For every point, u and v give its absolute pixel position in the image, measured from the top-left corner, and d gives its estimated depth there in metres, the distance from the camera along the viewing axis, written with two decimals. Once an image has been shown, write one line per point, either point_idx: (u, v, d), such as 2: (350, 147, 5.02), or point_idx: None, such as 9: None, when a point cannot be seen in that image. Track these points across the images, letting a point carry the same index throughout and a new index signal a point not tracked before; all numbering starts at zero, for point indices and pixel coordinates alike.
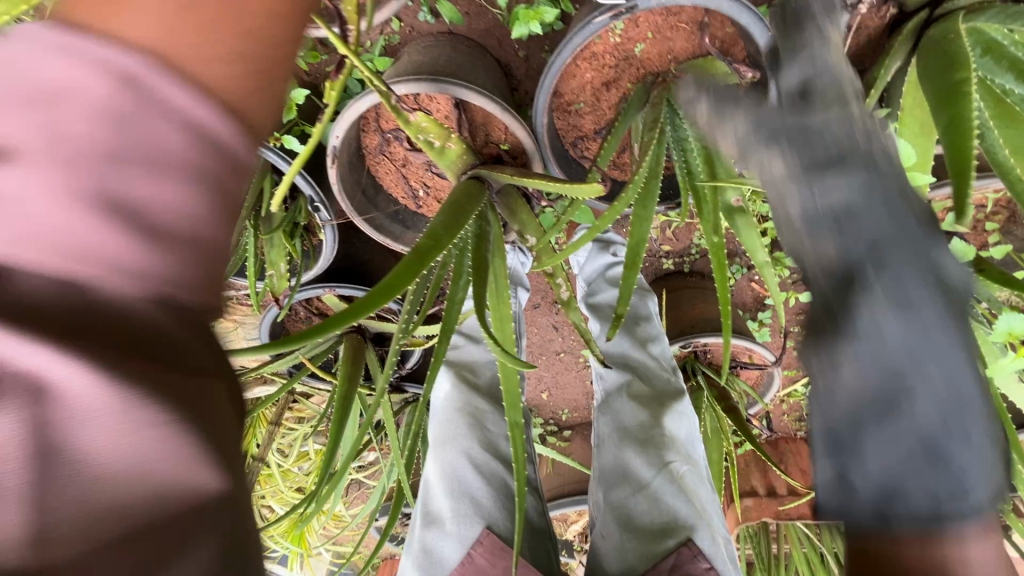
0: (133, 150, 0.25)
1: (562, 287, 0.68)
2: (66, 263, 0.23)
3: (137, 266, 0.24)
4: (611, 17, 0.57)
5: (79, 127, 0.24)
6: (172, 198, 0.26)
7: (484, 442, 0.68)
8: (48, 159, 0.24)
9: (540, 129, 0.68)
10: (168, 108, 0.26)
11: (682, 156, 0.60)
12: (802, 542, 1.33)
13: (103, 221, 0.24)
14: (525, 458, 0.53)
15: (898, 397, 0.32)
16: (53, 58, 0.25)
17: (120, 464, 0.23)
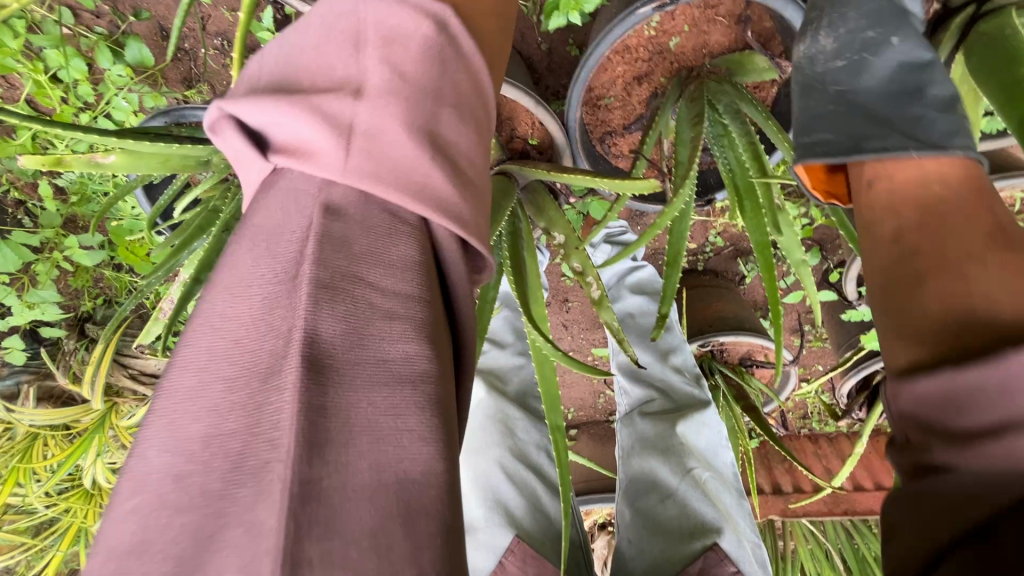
0: (442, 94, 0.34)
1: (592, 286, 0.67)
2: (406, 172, 0.31)
3: (441, 181, 0.32)
4: (655, 8, 0.56)
5: (412, 67, 0.33)
6: (461, 139, 0.35)
7: (516, 450, 0.76)
8: (390, 97, 0.32)
9: (573, 122, 0.66)
10: (414, 106, 0.32)
11: (725, 151, 0.59)
12: (807, 539, 1.32)
13: (425, 146, 0.32)
14: (569, 464, 0.53)
15: (865, 52, 0.51)
16: (388, 5, 0.34)
17: (398, 418, 0.28)
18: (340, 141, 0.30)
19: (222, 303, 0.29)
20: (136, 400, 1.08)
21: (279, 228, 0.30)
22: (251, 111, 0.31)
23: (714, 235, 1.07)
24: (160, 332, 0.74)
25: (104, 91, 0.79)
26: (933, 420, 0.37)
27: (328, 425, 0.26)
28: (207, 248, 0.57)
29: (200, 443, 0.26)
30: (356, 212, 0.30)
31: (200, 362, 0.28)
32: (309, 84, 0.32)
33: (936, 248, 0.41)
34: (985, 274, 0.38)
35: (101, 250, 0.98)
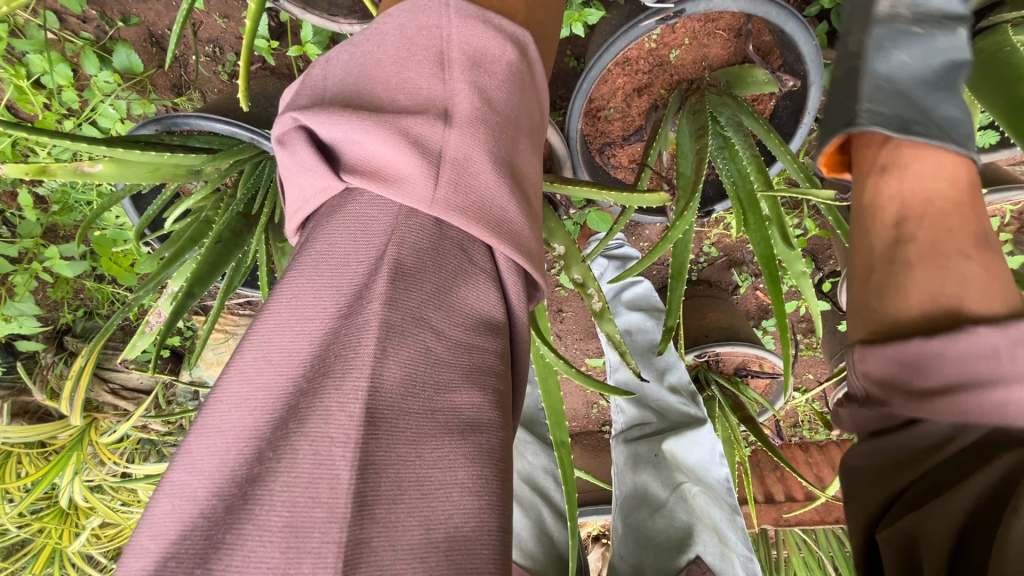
0: (519, 123, 0.33)
1: (594, 297, 0.66)
2: (487, 204, 0.30)
3: (517, 219, 0.31)
4: (659, 21, 0.56)
5: (497, 94, 0.32)
6: (532, 172, 0.34)
7: (525, 474, 0.80)
8: (475, 123, 0.30)
9: (575, 134, 0.66)
10: (496, 135, 0.31)
11: (732, 164, 0.58)
12: (799, 547, 1.31)
13: (505, 179, 0.31)
14: (576, 481, 0.51)
15: (931, 30, 0.43)
16: (475, 27, 0.33)
17: (448, 469, 0.26)
18: (427, 169, 0.28)
19: (278, 336, 0.28)
20: (117, 415, 1.05)
21: (346, 255, 0.29)
22: (327, 126, 0.29)
23: (709, 245, 1.08)
24: (146, 346, 0.72)
25: (89, 98, 0.77)
26: (898, 380, 0.35)
27: (379, 478, 0.24)
28: (201, 259, 0.55)
29: (245, 484, 0.24)
30: (429, 247, 0.29)
31: (257, 393, 0.27)
32: (389, 102, 0.30)
33: (935, 231, 0.36)
34: (972, 278, 0.35)
35: (82, 260, 0.95)
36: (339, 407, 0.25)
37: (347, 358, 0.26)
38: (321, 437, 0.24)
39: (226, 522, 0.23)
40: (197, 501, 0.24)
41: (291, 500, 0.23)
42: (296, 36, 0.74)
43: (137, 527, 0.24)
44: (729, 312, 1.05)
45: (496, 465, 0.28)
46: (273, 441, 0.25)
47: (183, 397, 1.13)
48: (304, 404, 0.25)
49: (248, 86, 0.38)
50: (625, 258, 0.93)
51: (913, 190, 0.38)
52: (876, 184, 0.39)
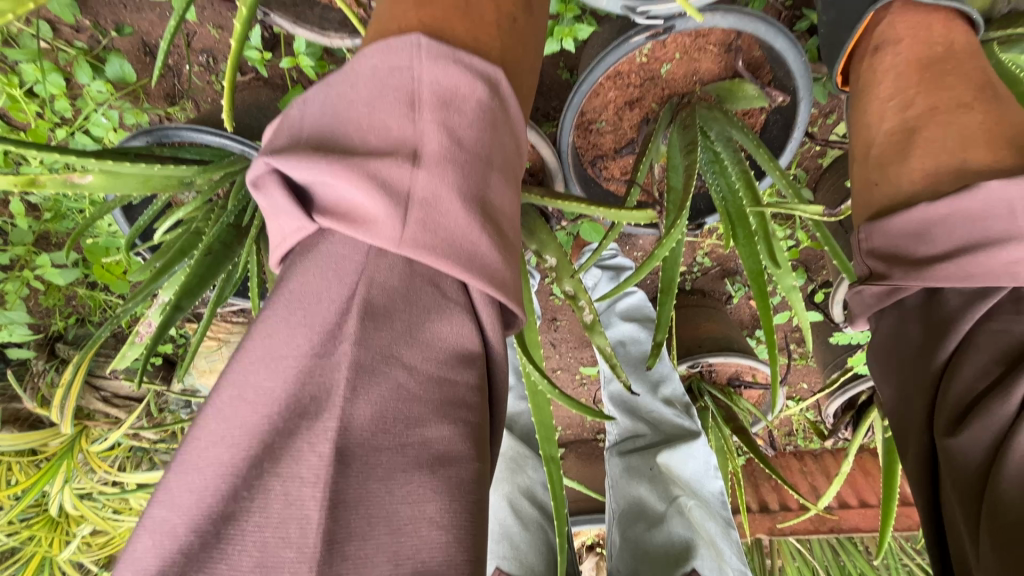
0: (493, 159, 0.33)
1: (585, 310, 0.66)
2: (460, 240, 0.30)
3: (493, 258, 0.31)
4: (649, 37, 0.56)
5: (468, 132, 0.32)
6: (508, 205, 0.34)
7: (524, 488, 0.78)
8: (444, 164, 0.30)
9: (566, 147, 0.66)
10: (470, 171, 0.31)
11: (721, 178, 0.59)
12: (795, 557, 1.31)
13: (477, 217, 0.31)
14: (564, 496, 0.51)
15: None
16: (445, 67, 0.33)
17: (417, 504, 0.26)
18: (397, 213, 0.29)
19: (254, 374, 0.28)
20: (108, 423, 1.04)
21: (319, 293, 0.29)
22: (298, 169, 0.29)
23: (703, 255, 1.08)
24: (137, 355, 0.71)
25: (83, 106, 0.77)
26: (899, 252, 0.41)
27: (348, 519, 0.25)
28: (190, 271, 0.55)
29: (219, 522, 0.24)
30: (400, 285, 0.30)
31: (233, 432, 0.26)
32: (360, 143, 0.30)
33: (931, 98, 0.44)
34: (969, 127, 0.41)
35: (74, 268, 0.95)
36: (306, 451, 0.25)
37: (318, 401, 0.27)
38: (292, 479, 0.25)
39: (197, 560, 0.23)
40: (173, 539, 0.24)
41: (262, 540, 0.24)
42: (289, 47, 0.74)
43: (118, 561, 0.24)
44: (724, 321, 1.05)
45: (467, 498, 0.28)
46: (246, 481, 0.25)
47: (175, 404, 1.12)
48: (279, 444, 0.26)
49: (232, 106, 0.38)
50: (619, 268, 0.93)
51: (909, 70, 0.45)
52: (876, 68, 0.48)
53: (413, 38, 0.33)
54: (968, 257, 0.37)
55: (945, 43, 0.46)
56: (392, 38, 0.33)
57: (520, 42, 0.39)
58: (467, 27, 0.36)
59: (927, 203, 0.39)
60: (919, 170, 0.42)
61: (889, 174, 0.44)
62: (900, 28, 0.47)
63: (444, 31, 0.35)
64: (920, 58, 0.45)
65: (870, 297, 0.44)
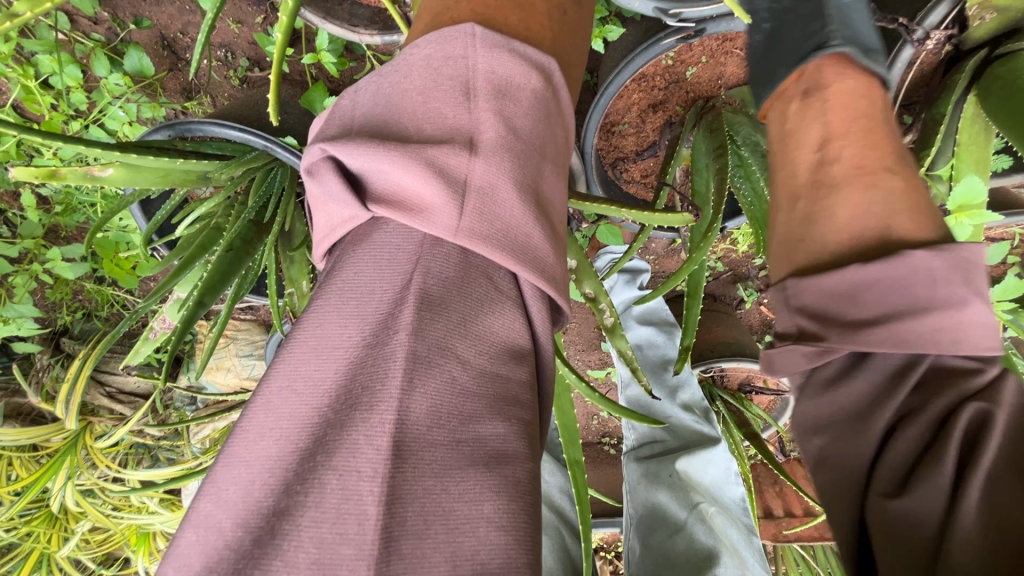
0: (545, 150, 0.33)
1: (605, 312, 0.66)
2: (513, 232, 0.29)
3: (547, 252, 0.30)
4: (680, 40, 0.56)
5: (523, 121, 0.32)
6: (557, 197, 0.34)
7: (543, 492, 0.78)
8: (501, 151, 0.30)
9: (589, 149, 0.66)
10: (523, 162, 0.31)
11: (749, 184, 0.59)
12: (798, 563, 1.31)
13: (531, 209, 0.30)
14: (590, 500, 0.51)
15: None
16: (501, 56, 0.32)
17: (474, 503, 0.25)
18: (454, 201, 0.28)
19: (304, 364, 0.27)
20: (112, 419, 1.03)
21: (372, 285, 0.29)
22: (355, 155, 0.28)
23: (715, 259, 1.08)
24: (150, 353, 0.70)
25: (98, 99, 0.76)
26: (832, 313, 0.38)
27: (405, 514, 0.24)
28: (213, 267, 0.54)
29: (274, 516, 0.23)
30: (455, 277, 0.29)
31: (283, 422, 0.26)
32: (415, 131, 0.30)
33: (858, 154, 0.42)
34: (883, 192, 0.40)
35: (83, 262, 0.94)
36: (362, 446, 0.24)
37: (370, 391, 0.26)
38: (348, 473, 0.24)
39: (253, 556, 0.22)
40: (225, 534, 0.23)
41: (320, 536, 0.23)
42: (310, 43, 0.74)
43: (169, 557, 0.24)
44: (735, 327, 1.04)
45: (523, 498, 0.27)
46: (299, 474, 0.24)
47: (180, 401, 1.11)
48: (332, 436, 0.25)
49: (279, 99, 0.36)
50: (635, 272, 0.94)
51: (836, 119, 0.43)
52: (802, 114, 0.45)
53: (467, 28, 0.32)
54: (934, 315, 0.35)
55: (868, 95, 0.43)
56: (448, 27, 0.33)
57: (570, 38, 0.38)
58: (519, 17, 0.35)
59: (859, 264, 0.37)
60: (837, 235, 0.40)
61: (811, 236, 0.42)
62: (824, 71, 0.44)
63: (496, 22, 0.34)
64: (849, 106, 0.43)
65: (801, 355, 0.40)
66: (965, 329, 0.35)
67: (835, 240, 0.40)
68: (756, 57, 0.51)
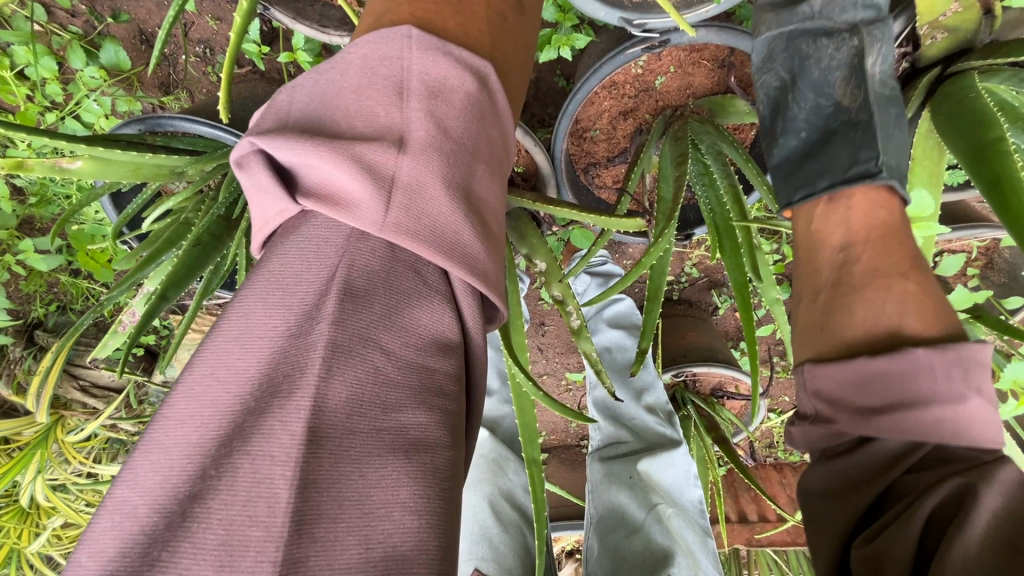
0: (479, 152, 0.34)
1: (573, 315, 0.67)
2: (440, 228, 0.30)
3: (476, 250, 0.31)
4: (644, 49, 0.56)
5: (454, 123, 0.33)
6: (491, 198, 0.35)
7: (504, 490, 0.78)
8: (430, 150, 0.31)
9: (559, 153, 0.67)
10: (455, 164, 0.32)
11: (709, 191, 0.60)
12: (770, 568, 1.33)
13: (459, 208, 0.31)
14: (545, 499, 0.51)
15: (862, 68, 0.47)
16: (434, 59, 0.33)
17: (390, 488, 0.27)
18: (379, 197, 0.29)
19: (229, 352, 0.28)
20: (85, 413, 1.03)
21: (300, 276, 0.30)
22: (284, 150, 0.29)
23: (690, 266, 1.10)
24: (118, 346, 0.70)
25: (74, 92, 0.76)
26: (842, 397, 0.38)
27: (319, 499, 0.25)
28: (179, 261, 0.54)
29: (186, 500, 0.24)
30: (380, 270, 0.30)
31: (206, 409, 0.27)
32: (347, 128, 0.31)
33: (877, 260, 0.41)
34: (902, 286, 0.39)
35: (58, 254, 0.94)
36: (279, 431, 0.25)
37: (293, 380, 0.26)
38: (261, 457, 0.24)
39: (162, 538, 0.23)
40: (136, 520, 0.24)
41: (228, 518, 0.23)
42: (287, 42, 0.75)
43: (80, 541, 0.24)
44: (707, 331, 1.06)
45: (440, 484, 0.28)
46: (215, 459, 0.25)
47: (155, 397, 1.11)
48: (250, 422, 0.26)
49: (229, 97, 0.37)
50: (608, 276, 0.94)
51: (859, 224, 0.43)
52: (827, 217, 0.45)
53: (403, 31, 0.33)
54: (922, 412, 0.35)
55: (892, 207, 0.43)
56: (385, 28, 0.34)
57: (511, 44, 0.39)
58: (458, 23, 0.36)
59: (868, 356, 0.37)
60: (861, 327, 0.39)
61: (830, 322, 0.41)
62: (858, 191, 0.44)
63: (435, 26, 0.35)
64: (874, 211, 0.43)
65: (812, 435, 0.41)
66: (965, 425, 0.34)
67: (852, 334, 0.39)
68: (790, 161, 0.50)
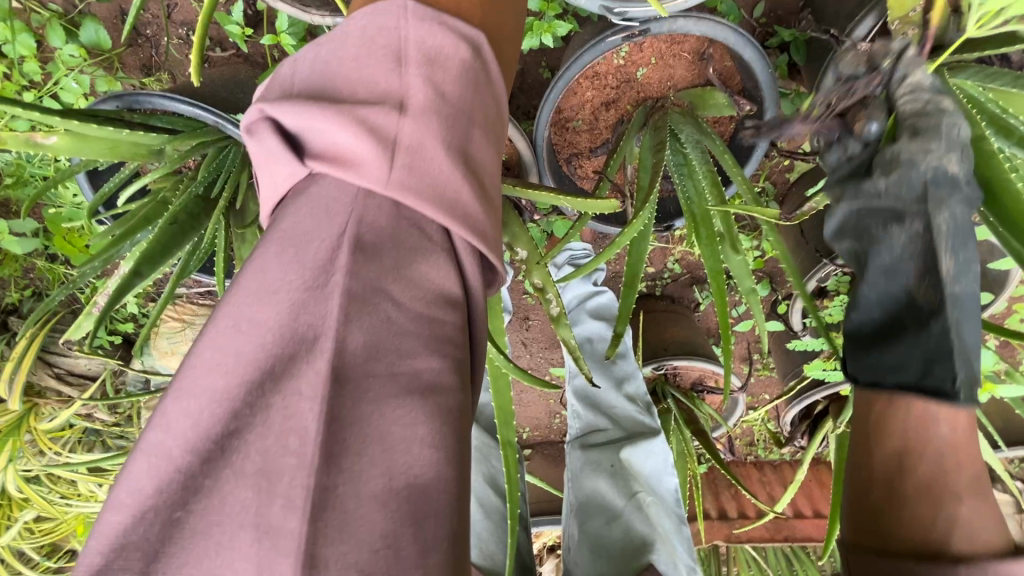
0: (474, 116, 0.34)
1: (552, 303, 0.67)
2: (442, 187, 0.30)
3: (476, 215, 0.32)
4: (625, 38, 0.58)
5: (451, 87, 0.33)
6: (489, 164, 0.35)
7: (489, 477, 0.77)
8: (429, 114, 0.31)
9: (540, 140, 0.67)
10: (455, 129, 0.32)
11: (685, 180, 0.61)
12: (749, 564, 1.34)
13: (460, 172, 0.31)
14: (521, 480, 0.52)
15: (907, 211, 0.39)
16: (431, 27, 0.33)
17: (409, 427, 0.27)
18: (382, 159, 0.29)
19: (247, 304, 0.28)
20: (59, 401, 1.01)
21: (309, 234, 0.29)
22: (290, 114, 0.29)
23: (673, 262, 1.11)
24: (93, 328, 0.70)
25: (53, 71, 0.75)
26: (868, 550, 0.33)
27: (346, 435, 0.25)
28: (153, 240, 0.54)
29: (218, 440, 0.25)
30: (389, 226, 0.30)
31: (219, 365, 0.26)
32: (349, 93, 0.31)
33: (939, 469, 0.32)
34: (971, 485, 0.32)
35: (33, 238, 0.92)
36: (306, 374, 0.26)
37: (310, 329, 0.27)
38: (289, 396, 0.25)
39: (198, 474, 0.24)
40: (169, 460, 0.24)
41: (263, 449, 0.25)
42: (271, 26, 0.74)
43: (114, 483, 0.24)
44: (689, 326, 1.07)
45: (456, 425, 0.28)
46: (243, 402, 0.25)
47: (132, 386, 1.09)
48: (275, 366, 0.26)
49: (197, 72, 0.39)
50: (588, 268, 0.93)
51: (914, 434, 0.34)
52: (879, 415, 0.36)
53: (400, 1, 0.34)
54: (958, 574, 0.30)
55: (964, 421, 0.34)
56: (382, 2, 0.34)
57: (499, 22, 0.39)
58: None
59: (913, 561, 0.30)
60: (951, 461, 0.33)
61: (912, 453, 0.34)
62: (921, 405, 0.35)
63: None
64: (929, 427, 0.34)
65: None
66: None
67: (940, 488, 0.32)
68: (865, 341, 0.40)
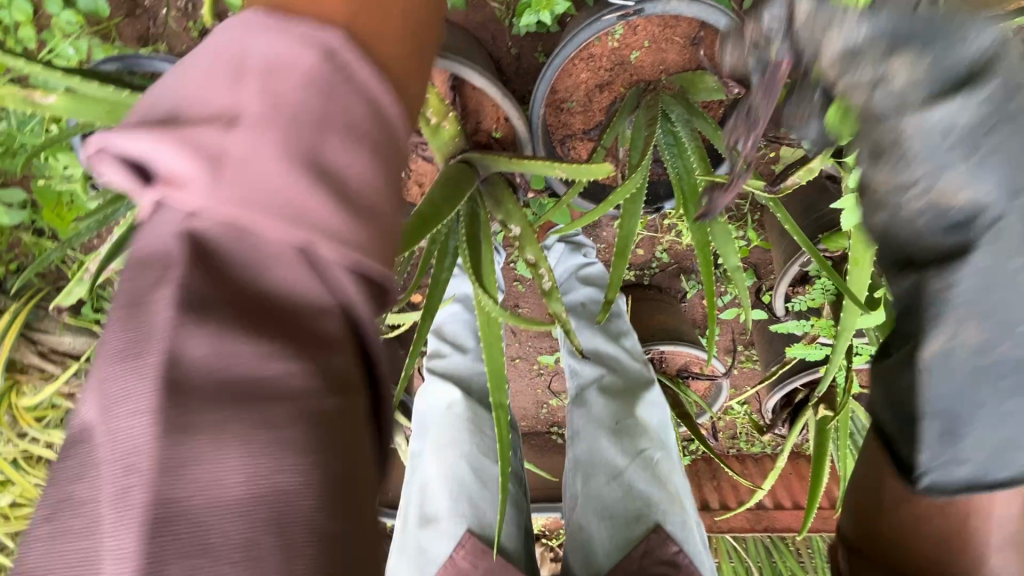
0: (334, 118, 0.27)
1: (545, 277, 0.69)
2: (279, 203, 0.25)
3: (363, 172, 0.27)
4: (620, 17, 0.60)
5: (295, 91, 0.26)
6: (371, 179, 0.28)
7: (485, 447, 0.69)
8: (264, 125, 0.25)
9: (536, 118, 0.69)
10: (306, 138, 0.26)
11: (676, 158, 0.63)
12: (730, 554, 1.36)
13: (306, 178, 0.25)
14: (512, 440, 0.53)
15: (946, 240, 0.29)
16: (275, 36, 0.27)
17: (228, 468, 0.23)
18: (203, 181, 0.24)
19: (105, 346, 0.24)
20: (42, 378, 0.99)
21: (155, 263, 0.25)
22: (117, 138, 0.24)
23: (661, 252, 1.13)
24: (84, 295, 0.70)
25: (49, 39, 0.75)
26: None
27: (179, 477, 0.22)
28: None
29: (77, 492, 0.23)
30: (237, 252, 0.25)
31: (85, 409, 0.24)
32: (184, 109, 0.26)
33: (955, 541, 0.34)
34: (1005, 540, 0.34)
35: (21, 210, 0.91)
36: (128, 412, 0.23)
37: (134, 365, 0.23)
38: (125, 439, 0.22)
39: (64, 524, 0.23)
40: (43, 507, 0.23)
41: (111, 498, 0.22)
42: None
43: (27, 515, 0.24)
44: (675, 315, 1.10)
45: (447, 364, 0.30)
46: (99, 450, 0.23)
47: None
48: (116, 415, 0.23)
49: None
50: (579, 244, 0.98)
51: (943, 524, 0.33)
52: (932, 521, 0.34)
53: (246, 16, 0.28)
54: None
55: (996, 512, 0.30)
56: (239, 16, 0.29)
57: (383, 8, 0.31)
58: None
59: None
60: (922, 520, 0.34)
61: (923, 520, 0.34)
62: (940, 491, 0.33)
63: None
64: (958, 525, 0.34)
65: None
66: None
67: (893, 533, 0.36)
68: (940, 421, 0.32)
